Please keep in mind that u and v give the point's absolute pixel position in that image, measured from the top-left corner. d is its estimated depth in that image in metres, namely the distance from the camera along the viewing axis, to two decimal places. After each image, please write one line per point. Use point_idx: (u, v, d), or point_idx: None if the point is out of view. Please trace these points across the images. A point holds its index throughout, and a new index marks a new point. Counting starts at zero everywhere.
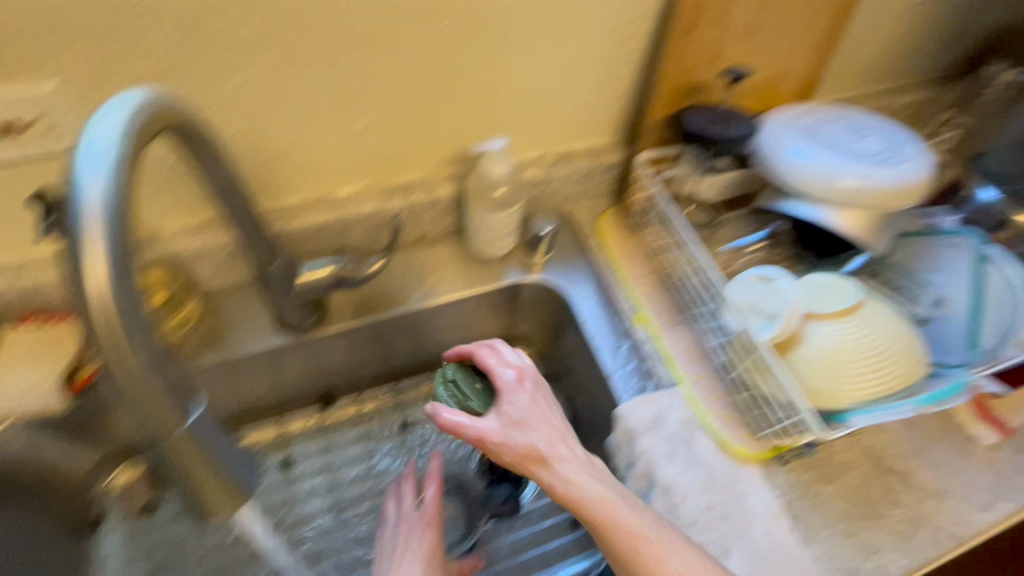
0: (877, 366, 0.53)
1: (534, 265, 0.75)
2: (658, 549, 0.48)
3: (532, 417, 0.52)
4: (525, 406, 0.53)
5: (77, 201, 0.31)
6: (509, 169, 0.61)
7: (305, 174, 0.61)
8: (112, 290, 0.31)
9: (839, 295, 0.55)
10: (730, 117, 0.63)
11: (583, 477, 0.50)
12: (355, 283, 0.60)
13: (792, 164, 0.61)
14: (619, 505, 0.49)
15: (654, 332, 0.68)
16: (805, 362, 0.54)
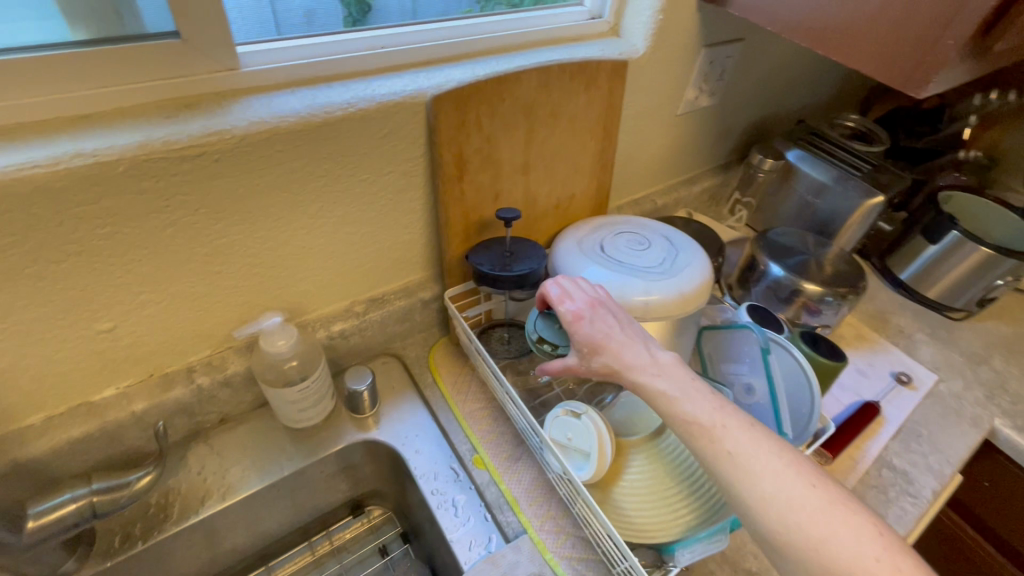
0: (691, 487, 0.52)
1: (363, 420, 0.69)
2: (731, 444, 0.43)
3: (595, 342, 0.51)
4: (601, 318, 0.53)
5: None
6: (294, 342, 0.57)
7: (41, 390, 0.52)
8: None
9: (646, 422, 0.58)
10: (518, 253, 0.64)
11: (652, 372, 0.48)
12: (115, 510, 0.53)
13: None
14: (688, 403, 0.46)
15: (494, 474, 0.64)
16: (627, 494, 0.53)
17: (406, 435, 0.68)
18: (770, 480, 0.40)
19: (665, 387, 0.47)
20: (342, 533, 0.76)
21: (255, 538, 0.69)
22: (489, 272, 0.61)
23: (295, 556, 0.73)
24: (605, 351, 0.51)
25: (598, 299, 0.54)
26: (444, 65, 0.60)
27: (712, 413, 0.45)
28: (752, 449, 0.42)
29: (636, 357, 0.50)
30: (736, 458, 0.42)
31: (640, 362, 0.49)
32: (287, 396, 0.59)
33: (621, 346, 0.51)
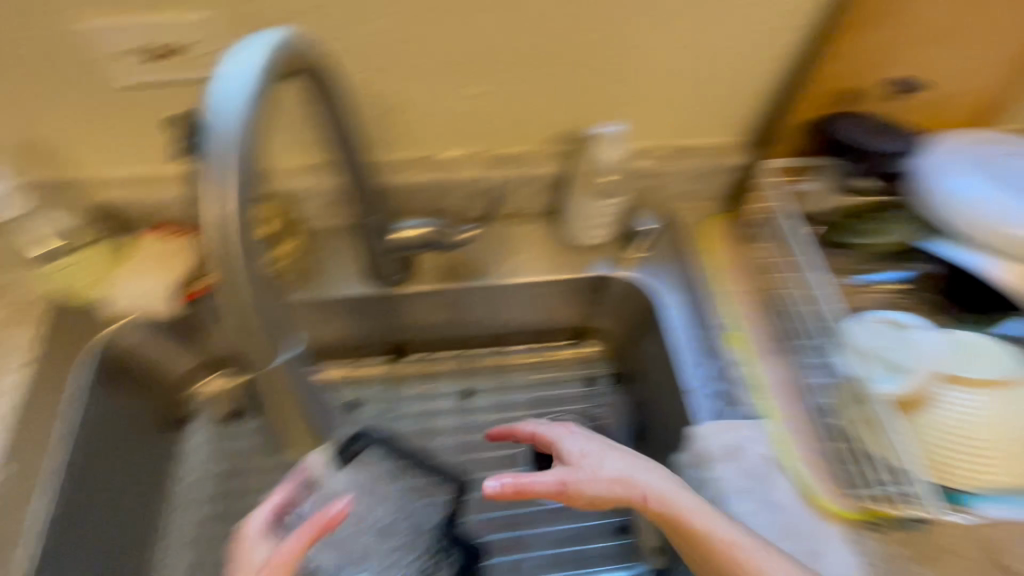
0: (1009, 446, 0.53)
1: (625, 258, 0.71)
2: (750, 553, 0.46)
3: (597, 488, 0.48)
4: (578, 444, 0.53)
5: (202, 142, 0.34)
6: (621, 155, 0.56)
7: (412, 131, 0.60)
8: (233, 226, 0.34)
9: (982, 364, 0.55)
10: (888, 134, 0.66)
11: (675, 489, 0.48)
12: (444, 249, 0.60)
13: (937, 201, 0.63)
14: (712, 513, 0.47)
15: (745, 357, 0.63)
16: (930, 424, 0.54)
17: (667, 289, 0.68)
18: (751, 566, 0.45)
19: (690, 501, 0.47)
20: (561, 351, 0.85)
21: (499, 323, 0.80)
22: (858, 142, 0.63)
23: (523, 352, 0.84)
24: (587, 472, 0.49)
25: (664, 496, 0.47)
26: None
27: None
28: (758, 557, 0.46)
29: (726, 533, 0.46)
30: (724, 553, 0.46)
31: (654, 471, 0.49)
32: (590, 208, 0.61)
33: (650, 483, 0.48)
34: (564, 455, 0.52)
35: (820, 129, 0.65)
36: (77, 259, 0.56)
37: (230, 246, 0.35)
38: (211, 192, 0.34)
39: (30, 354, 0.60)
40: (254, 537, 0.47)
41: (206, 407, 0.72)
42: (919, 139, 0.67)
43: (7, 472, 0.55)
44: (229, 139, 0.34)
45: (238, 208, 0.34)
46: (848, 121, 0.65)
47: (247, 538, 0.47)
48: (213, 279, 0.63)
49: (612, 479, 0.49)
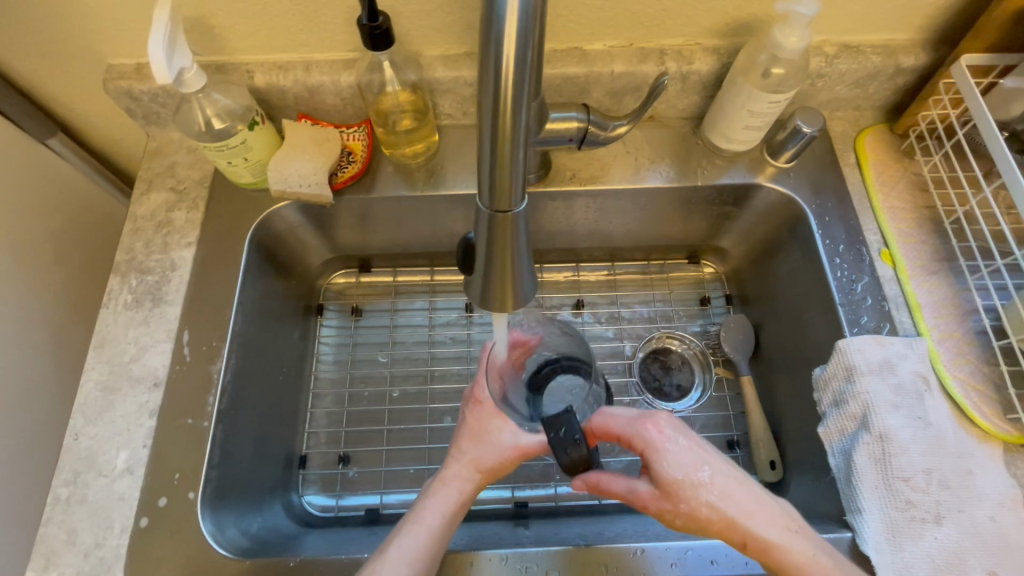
0: None
1: (770, 170, 0.67)
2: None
3: (686, 520, 0.44)
4: (680, 463, 0.44)
5: None
6: (805, 43, 0.52)
7: (571, 16, 0.58)
8: (516, 58, 0.26)
9: None
10: None
11: (784, 538, 0.42)
12: (594, 143, 0.59)
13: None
14: (828, 569, 0.41)
15: (902, 274, 0.59)
16: None
17: (818, 201, 0.65)
18: None
19: (802, 555, 0.42)
20: (675, 268, 0.80)
21: (616, 236, 0.76)
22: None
23: (636, 267, 0.80)
24: (689, 501, 0.43)
25: (808, 554, 0.42)
26: None
27: None
28: None
29: None
30: None
31: (756, 517, 0.43)
32: (754, 104, 0.57)
33: (762, 530, 0.42)
34: (661, 478, 0.44)
35: None
36: (245, 137, 0.57)
37: (515, 89, 0.27)
38: (493, 11, 0.26)
39: (195, 231, 0.63)
40: (507, 444, 0.52)
41: (337, 299, 0.76)
42: None
43: (179, 340, 0.58)
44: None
45: (520, 34, 0.26)
46: None
47: (504, 430, 0.53)
48: (359, 170, 0.64)
49: (746, 536, 0.43)
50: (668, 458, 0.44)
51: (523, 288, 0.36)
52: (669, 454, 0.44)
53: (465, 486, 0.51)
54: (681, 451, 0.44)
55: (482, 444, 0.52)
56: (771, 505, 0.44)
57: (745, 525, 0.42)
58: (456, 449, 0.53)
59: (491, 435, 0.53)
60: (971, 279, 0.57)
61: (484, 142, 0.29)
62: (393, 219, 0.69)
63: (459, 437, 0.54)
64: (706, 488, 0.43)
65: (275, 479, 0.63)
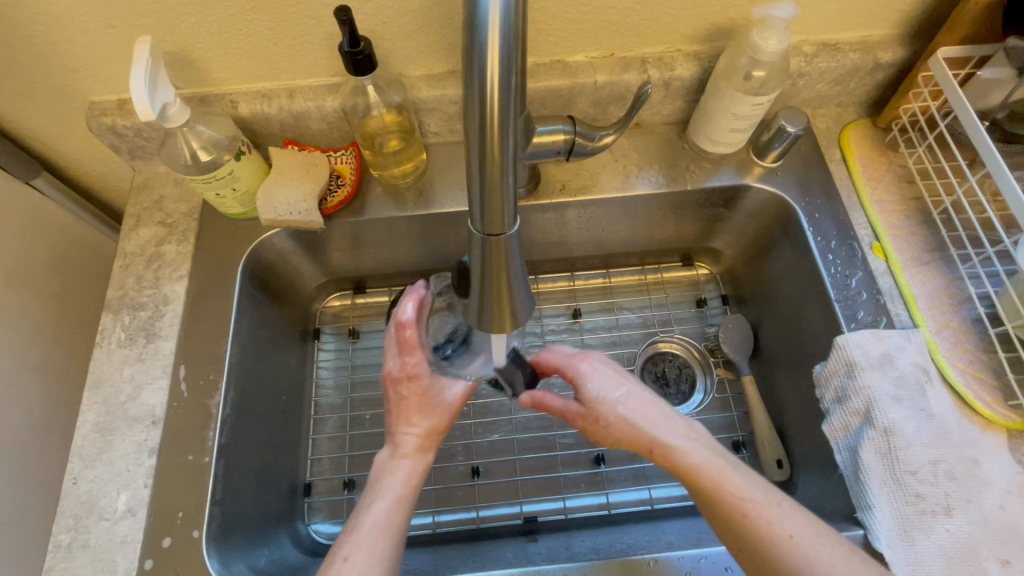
0: None
1: (757, 170, 0.67)
2: (768, 513, 0.43)
3: (602, 428, 0.49)
4: (600, 383, 0.50)
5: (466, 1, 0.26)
6: (784, 46, 0.52)
7: (551, 30, 0.58)
8: (501, 86, 0.26)
9: None
10: None
11: (686, 442, 0.46)
12: (582, 153, 0.59)
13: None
14: (724, 469, 0.44)
15: (894, 266, 0.60)
16: None
17: (807, 198, 0.65)
18: (780, 535, 0.41)
19: (700, 457, 0.45)
20: (670, 272, 0.80)
21: (608, 243, 0.76)
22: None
23: (631, 272, 0.80)
24: (603, 411, 0.49)
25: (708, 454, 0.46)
26: None
27: (777, 535, 0.42)
28: (794, 530, 0.42)
29: (748, 493, 0.43)
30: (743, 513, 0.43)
31: (664, 427, 0.48)
32: (737, 106, 0.57)
33: (665, 434, 0.47)
34: (582, 393, 0.50)
35: None
36: (232, 167, 0.56)
37: (502, 105, 0.27)
38: (475, 30, 0.26)
39: (186, 264, 0.63)
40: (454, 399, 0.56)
41: (334, 322, 0.75)
42: None
43: (176, 376, 0.57)
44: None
45: (503, 63, 0.26)
46: None
47: (444, 390, 0.56)
48: (349, 194, 0.64)
49: (652, 440, 0.47)
50: (585, 377, 0.51)
51: (520, 306, 0.36)
52: (587, 373, 0.51)
53: (422, 457, 0.53)
54: (599, 372, 0.51)
55: (430, 412, 0.55)
56: (680, 420, 0.49)
57: (649, 428, 0.47)
58: (405, 424, 0.54)
59: (433, 402, 0.55)
60: (963, 268, 0.57)
61: (473, 168, 0.29)
62: (384, 240, 0.69)
63: (401, 414, 0.55)
64: (614, 397, 0.49)
65: (280, 509, 0.62)
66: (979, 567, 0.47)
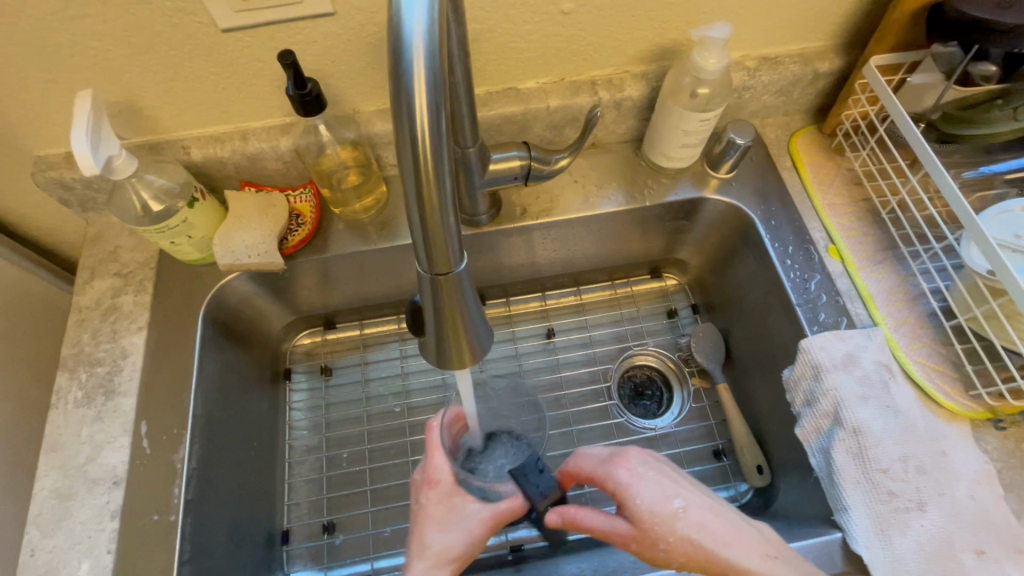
0: None
1: (712, 182, 0.69)
2: None
3: (666, 553, 0.46)
4: (651, 496, 0.47)
5: (388, 48, 0.26)
6: (723, 64, 0.54)
7: (499, 60, 0.59)
8: (429, 130, 0.26)
9: None
10: None
11: (766, 565, 0.44)
12: (540, 177, 0.60)
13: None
14: None
15: (850, 267, 0.61)
16: None
17: (762, 206, 0.67)
18: None
19: None
20: (639, 285, 0.81)
21: (576, 261, 0.77)
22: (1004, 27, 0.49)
23: (602, 288, 0.81)
24: (665, 536, 0.46)
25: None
26: None
27: None
28: None
29: None
30: None
31: (736, 546, 0.45)
32: (686, 123, 0.59)
33: (741, 558, 0.44)
34: (633, 512, 0.47)
35: (935, 13, 0.54)
36: (186, 215, 0.56)
37: (434, 155, 0.27)
38: (400, 83, 0.26)
39: (144, 315, 0.61)
40: (478, 517, 0.51)
41: (304, 360, 0.74)
42: None
43: (137, 433, 0.55)
44: (428, 21, 0.26)
45: (431, 108, 0.26)
46: None
47: (468, 508, 0.52)
48: (310, 232, 0.64)
49: (727, 565, 0.44)
50: (632, 491, 0.48)
51: (478, 341, 0.36)
52: (635, 486, 0.48)
53: None
54: (652, 482, 0.48)
55: (450, 534, 0.51)
56: (752, 534, 0.46)
57: (725, 553, 0.45)
58: (420, 547, 0.51)
59: (454, 521, 0.51)
60: (914, 264, 0.59)
61: (413, 214, 0.29)
62: (351, 275, 0.69)
63: (420, 527, 0.52)
64: (679, 520, 0.46)
65: (256, 561, 0.60)
66: (955, 561, 0.47)
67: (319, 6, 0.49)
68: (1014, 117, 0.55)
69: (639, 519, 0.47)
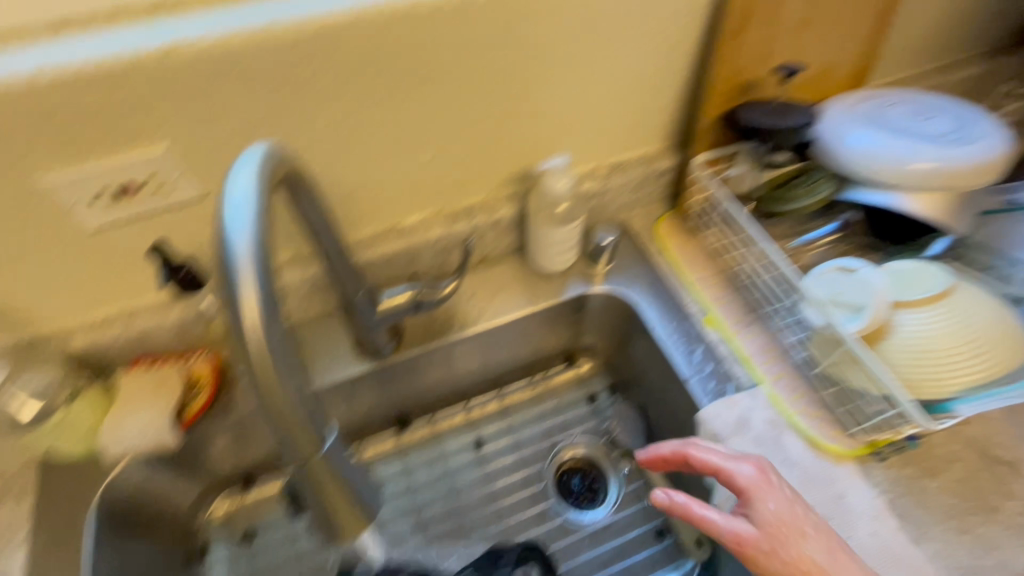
0: (987, 338, 0.51)
1: (595, 275, 0.75)
2: None
3: (759, 537, 0.47)
4: (754, 476, 0.49)
5: (222, 272, 0.32)
6: (571, 184, 0.62)
7: (376, 206, 0.64)
8: (261, 334, 0.32)
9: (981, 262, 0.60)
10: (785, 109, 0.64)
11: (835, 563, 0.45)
12: (432, 306, 0.63)
13: (881, 152, 0.59)
14: None
15: (726, 333, 0.67)
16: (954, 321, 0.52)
17: (643, 290, 0.74)
18: None
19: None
20: (557, 376, 0.84)
21: (491, 367, 0.79)
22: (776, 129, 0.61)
23: (522, 386, 0.83)
24: (766, 517, 0.47)
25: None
26: None
27: None
28: None
29: None
30: None
31: (812, 541, 0.46)
32: (555, 235, 0.66)
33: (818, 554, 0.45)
34: (737, 487, 0.50)
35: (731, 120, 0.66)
36: (66, 415, 0.56)
37: (267, 350, 0.33)
38: (234, 302, 0.32)
39: (21, 530, 0.54)
40: None
41: (222, 530, 0.69)
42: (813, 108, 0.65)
43: None
44: (251, 245, 0.33)
45: (262, 317, 0.32)
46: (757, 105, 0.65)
47: None
48: (208, 398, 0.62)
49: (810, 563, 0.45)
50: (745, 470, 0.50)
51: (354, 492, 0.40)
52: (764, 468, 0.50)
53: None
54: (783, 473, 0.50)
55: None
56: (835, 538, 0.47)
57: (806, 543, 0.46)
58: None
59: None
60: (775, 323, 0.66)
61: (260, 402, 0.34)
62: (263, 430, 0.67)
63: None
64: (777, 507, 0.48)
65: None
66: None
67: (189, 191, 0.52)
68: (808, 193, 0.64)
69: (745, 498, 0.49)
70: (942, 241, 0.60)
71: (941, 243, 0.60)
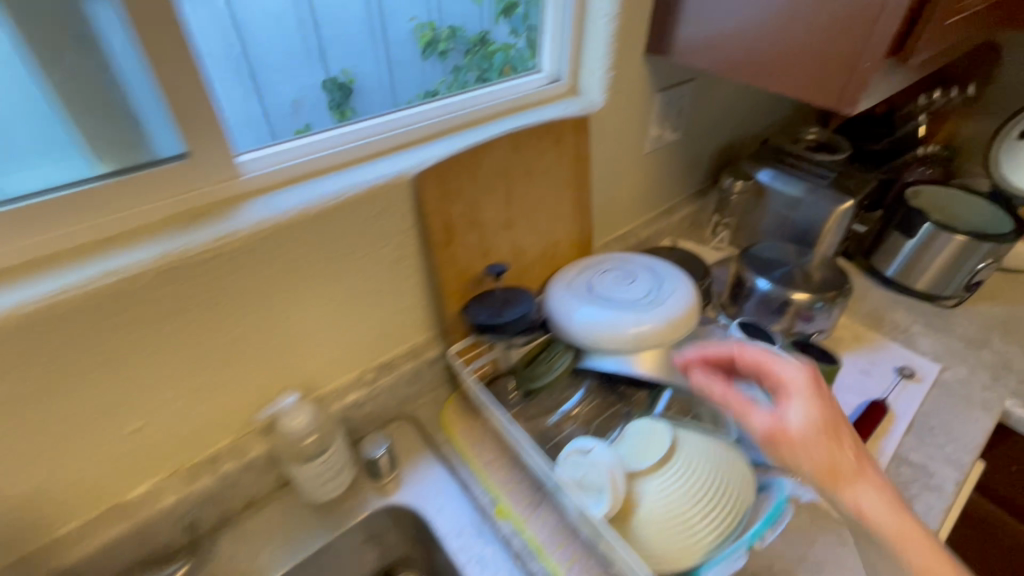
0: (717, 489, 0.54)
1: (384, 485, 0.70)
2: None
3: (805, 448, 0.45)
4: (796, 367, 0.49)
5: None
6: (311, 417, 0.59)
7: (80, 495, 0.54)
8: None
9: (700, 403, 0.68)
10: (508, 301, 0.68)
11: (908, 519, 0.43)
12: None
13: (594, 323, 0.65)
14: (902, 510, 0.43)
15: (517, 523, 0.64)
16: (686, 480, 0.54)
17: (434, 491, 0.70)
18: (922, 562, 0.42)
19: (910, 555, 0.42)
20: None
21: None
22: (498, 324, 0.65)
23: None
24: (783, 376, 0.49)
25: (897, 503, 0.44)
26: (422, 145, 0.66)
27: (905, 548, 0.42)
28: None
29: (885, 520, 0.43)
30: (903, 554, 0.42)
31: (846, 448, 0.45)
32: (308, 473, 0.61)
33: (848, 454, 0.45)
34: (778, 380, 0.50)
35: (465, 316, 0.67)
36: None
37: None
38: None
39: None
40: None
41: None
42: (548, 292, 0.72)
43: None
44: None
45: None
46: (480, 302, 0.68)
47: None
48: None
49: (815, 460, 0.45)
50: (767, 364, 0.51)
51: None
52: (780, 360, 0.51)
53: None
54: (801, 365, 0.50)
55: None
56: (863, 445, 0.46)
57: (812, 429, 0.45)
58: None
59: None
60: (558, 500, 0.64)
61: None
62: None
63: None
64: (796, 375, 0.49)
65: None
66: None
67: None
68: (542, 375, 0.68)
69: (777, 383, 0.50)
70: (662, 400, 0.66)
71: (661, 402, 0.66)
